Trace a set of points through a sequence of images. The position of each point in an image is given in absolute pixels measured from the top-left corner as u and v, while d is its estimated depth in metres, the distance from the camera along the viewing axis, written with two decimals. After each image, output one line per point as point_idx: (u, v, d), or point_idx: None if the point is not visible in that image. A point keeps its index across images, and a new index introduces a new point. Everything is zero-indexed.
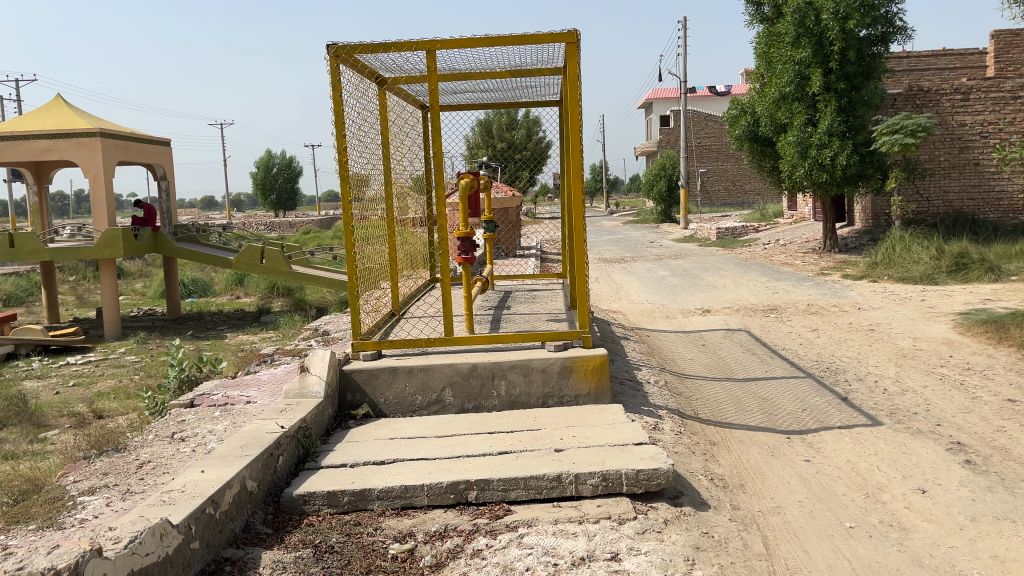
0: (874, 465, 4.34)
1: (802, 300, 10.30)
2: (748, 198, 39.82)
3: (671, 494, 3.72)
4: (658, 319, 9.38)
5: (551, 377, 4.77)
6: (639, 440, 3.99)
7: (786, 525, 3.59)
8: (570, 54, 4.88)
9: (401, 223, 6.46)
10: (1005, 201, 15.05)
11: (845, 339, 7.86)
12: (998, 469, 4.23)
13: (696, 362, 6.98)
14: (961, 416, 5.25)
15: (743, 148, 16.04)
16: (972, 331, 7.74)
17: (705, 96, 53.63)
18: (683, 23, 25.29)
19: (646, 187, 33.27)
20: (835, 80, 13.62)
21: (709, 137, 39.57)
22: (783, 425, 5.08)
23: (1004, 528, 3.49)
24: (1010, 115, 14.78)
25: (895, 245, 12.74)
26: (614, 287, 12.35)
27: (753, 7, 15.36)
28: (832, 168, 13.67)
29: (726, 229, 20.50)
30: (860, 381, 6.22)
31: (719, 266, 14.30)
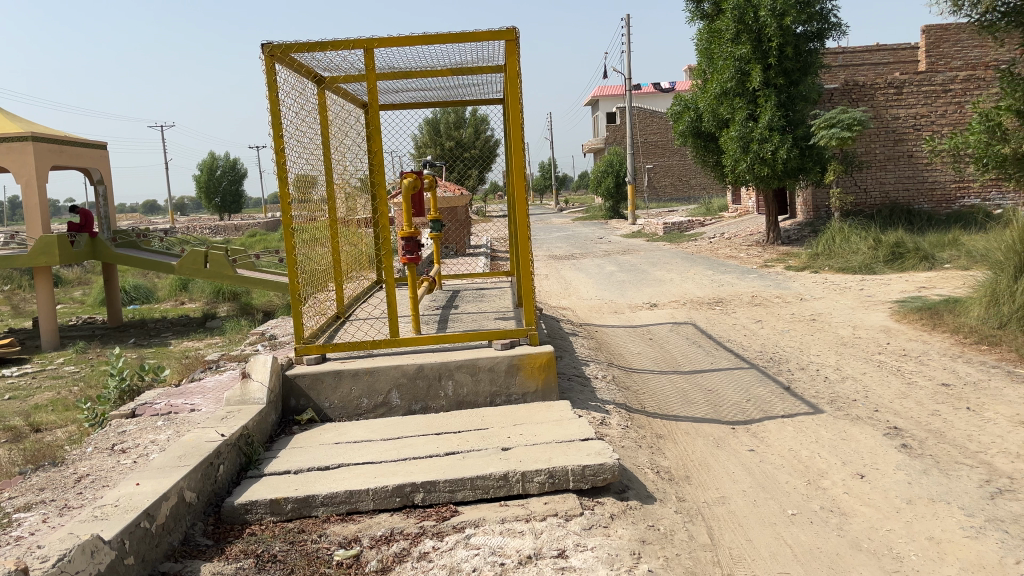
0: (815, 452, 4.43)
1: (746, 292, 10.48)
2: (693, 193, 40.42)
3: (617, 489, 3.75)
4: (607, 314, 9.44)
5: (498, 375, 4.76)
6: (585, 436, 4.01)
7: (730, 514, 3.65)
8: (510, 51, 4.87)
9: (346, 224, 6.38)
10: (938, 192, 15.55)
11: (788, 329, 8.02)
12: (932, 452, 4.36)
13: (643, 356, 7.04)
14: (898, 401, 5.40)
15: (687, 143, 16.28)
16: (907, 319, 7.97)
17: (651, 93, 54.28)
18: (626, 20, 25.53)
19: (594, 183, 33.51)
20: (774, 76, 13.89)
21: (655, 134, 39.99)
22: (728, 416, 5.16)
23: (938, 510, 3.59)
24: (941, 108, 15.29)
25: (835, 235, 13.02)
26: (563, 284, 12.40)
27: (693, 5, 15.58)
28: (773, 162, 13.94)
29: (672, 224, 20.77)
30: (802, 370, 6.35)
31: (666, 261, 14.46)
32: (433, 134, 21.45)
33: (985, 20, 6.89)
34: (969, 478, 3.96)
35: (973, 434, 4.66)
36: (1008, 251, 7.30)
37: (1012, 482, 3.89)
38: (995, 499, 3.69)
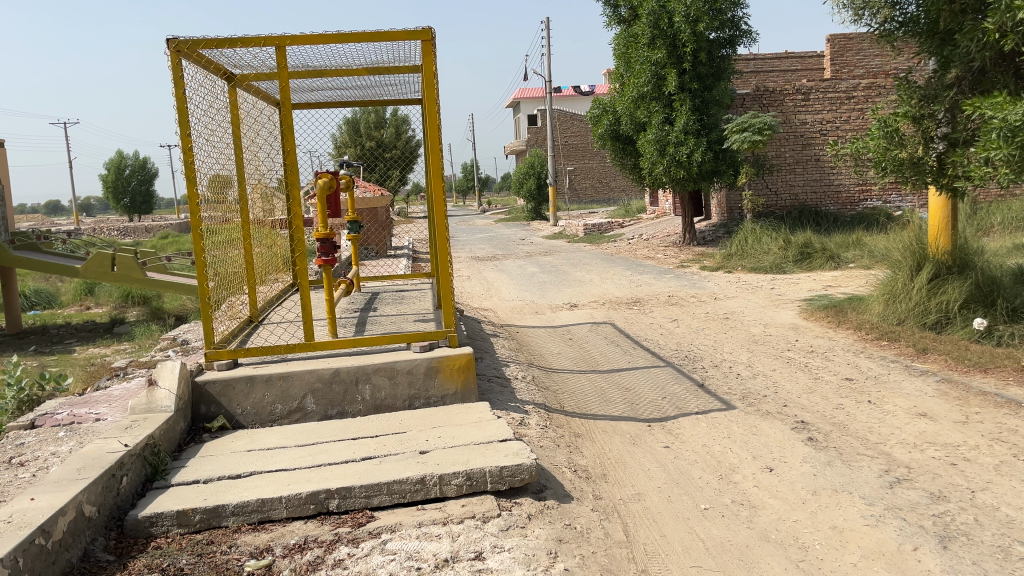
0: (727, 447, 4.55)
1: (663, 292, 10.70)
2: (613, 195, 41.11)
3: (535, 489, 3.77)
4: (527, 315, 9.50)
5: (417, 378, 4.73)
6: (503, 436, 4.01)
7: (645, 511, 3.71)
8: (426, 52, 4.84)
9: (262, 226, 6.22)
10: (844, 194, 16.22)
11: (703, 328, 8.23)
12: (836, 445, 4.54)
13: (562, 356, 7.09)
14: (805, 396, 5.60)
15: (606, 146, 16.53)
16: (814, 316, 8.29)
17: (571, 95, 54.97)
18: (545, 23, 25.79)
19: (516, 186, 33.67)
20: (688, 81, 14.26)
21: (575, 136, 40.44)
22: (644, 414, 5.26)
23: (841, 500, 3.74)
24: (845, 114, 15.99)
25: (748, 236, 13.42)
26: (485, 285, 12.39)
27: (611, 9, 15.82)
28: (688, 165, 14.28)
29: (592, 226, 21.05)
30: (715, 367, 6.53)
31: (586, 262, 14.64)
32: (353, 134, 21.17)
33: (884, 29, 7.23)
34: (870, 469, 4.14)
35: (874, 425, 4.87)
36: (906, 250, 7.68)
37: (909, 471, 4.08)
38: (894, 488, 3.87)
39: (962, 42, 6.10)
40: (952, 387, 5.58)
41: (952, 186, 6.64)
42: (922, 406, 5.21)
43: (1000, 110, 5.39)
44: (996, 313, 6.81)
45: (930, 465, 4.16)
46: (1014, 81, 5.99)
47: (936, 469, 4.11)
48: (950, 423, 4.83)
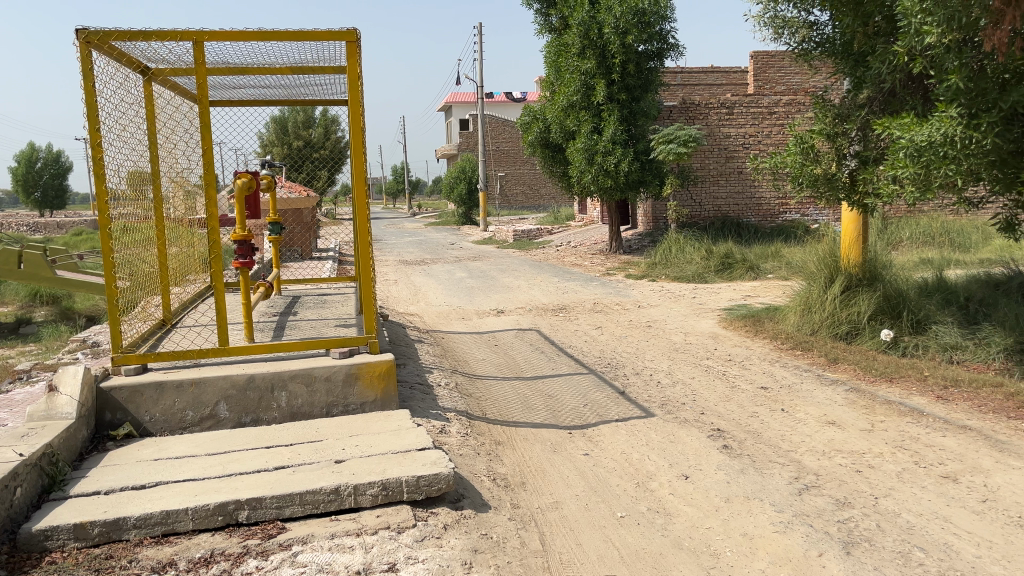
0: (645, 455, 4.61)
1: (588, 299, 10.81)
2: (543, 202, 41.45)
3: (452, 498, 3.73)
4: (454, 321, 9.45)
5: (335, 385, 4.64)
6: (422, 445, 3.97)
7: (562, 519, 3.72)
8: (350, 53, 4.77)
9: (178, 225, 6.00)
10: (764, 207, 16.70)
11: (626, 335, 8.34)
12: (750, 452, 4.66)
13: (486, 362, 7.07)
14: (721, 404, 5.72)
15: (536, 153, 16.64)
16: (733, 326, 8.50)
17: (503, 101, 55.32)
18: (479, 27, 25.80)
19: (446, 189, 33.57)
20: (617, 91, 14.50)
21: (506, 142, 40.57)
22: (565, 421, 5.28)
23: (753, 507, 3.82)
24: (767, 129, 16.49)
25: (671, 245, 13.68)
26: (412, 289, 12.28)
27: (542, 17, 15.92)
28: (615, 174, 14.49)
29: (522, 232, 21.15)
30: (636, 375, 6.61)
31: (514, 268, 14.69)
32: (281, 133, 20.75)
33: (802, 49, 7.48)
34: (781, 476, 4.25)
35: (786, 434, 5.01)
36: (820, 263, 7.94)
37: (817, 478, 4.21)
38: (802, 495, 3.98)
39: (875, 63, 6.35)
40: (860, 396, 5.79)
41: (863, 202, 6.90)
42: (832, 414, 5.38)
43: (907, 130, 5.62)
44: (902, 324, 7.12)
45: (838, 472, 4.30)
46: (920, 104, 6.28)
47: (843, 475, 4.25)
48: (857, 431, 5.00)
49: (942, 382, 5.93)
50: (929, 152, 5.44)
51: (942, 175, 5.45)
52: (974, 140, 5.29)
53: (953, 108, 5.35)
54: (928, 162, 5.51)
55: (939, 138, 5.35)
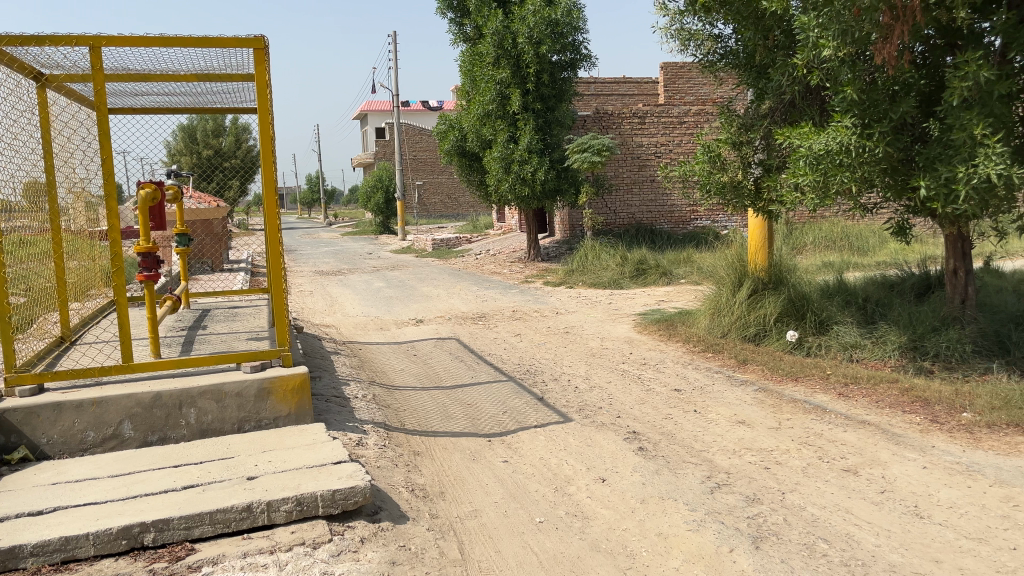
0: (562, 460, 4.65)
1: (507, 307, 10.86)
2: (462, 210, 41.46)
3: (369, 511, 3.69)
4: (371, 331, 9.33)
5: (247, 401, 4.52)
6: (338, 458, 3.91)
7: (481, 527, 3.72)
8: (258, 60, 4.67)
9: (77, 238, 5.72)
10: (676, 214, 17.13)
11: (544, 342, 8.41)
12: (665, 453, 4.76)
13: (405, 373, 7.00)
14: (637, 407, 5.83)
15: (453, 162, 16.62)
16: (648, 330, 8.68)
17: (418, 110, 55.19)
18: (393, 35, 25.59)
19: (363, 198, 33.18)
20: (532, 101, 14.64)
21: (423, 151, 40.42)
22: (485, 429, 5.28)
23: (666, 507, 3.91)
24: (677, 138, 16.93)
25: (587, 252, 13.88)
26: (328, 300, 12.07)
27: (456, 27, 15.93)
28: (532, 183, 14.63)
29: (440, 241, 21.08)
30: (554, 381, 6.67)
31: (433, 277, 14.63)
32: (190, 142, 20.12)
33: (707, 60, 7.70)
34: (693, 475, 4.37)
35: (699, 434, 5.15)
36: (729, 268, 8.20)
37: (728, 476, 4.33)
38: (715, 493, 4.09)
39: (776, 75, 6.63)
40: (768, 395, 6.00)
41: (768, 209, 7.16)
42: (742, 414, 5.56)
43: (806, 139, 5.88)
44: (806, 325, 7.42)
45: (747, 470, 4.44)
46: (818, 114, 6.57)
47: (752, 473, 4.39)
48: (765, 430, 5.18)
49: (843, 379, 6.21)
50: (827, 160, 5.70)
51: (839, 182, 5.71)
52: (867, 149, 5.58)
53: (847, 119, 5.62)
54: (826, 170, 5.77)
55: (835, 146, 5.62)
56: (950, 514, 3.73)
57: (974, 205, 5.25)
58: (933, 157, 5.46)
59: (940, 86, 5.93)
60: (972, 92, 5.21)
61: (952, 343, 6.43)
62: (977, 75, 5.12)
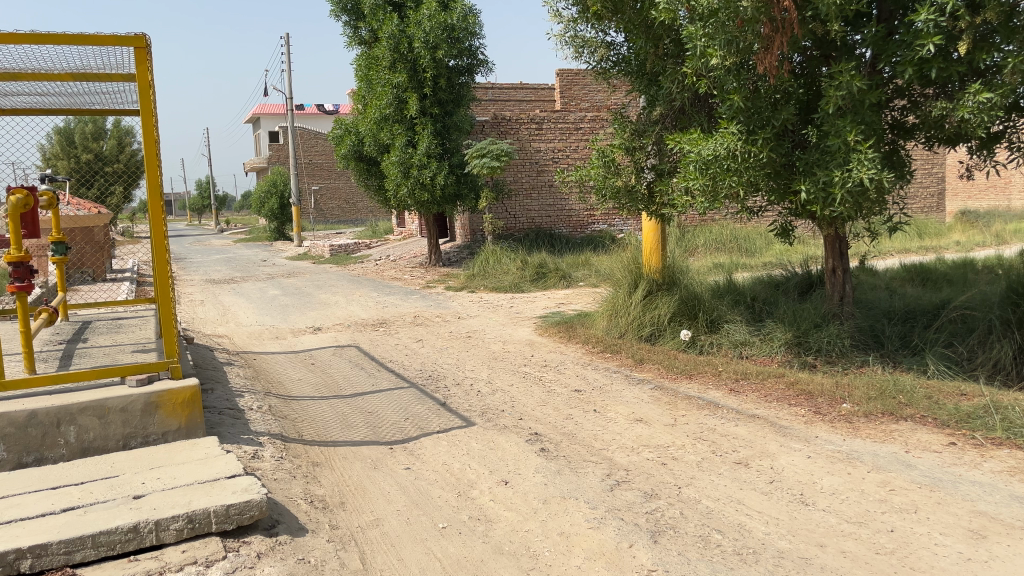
0: (465, 464, 4.65)
1: (408, 313, 10.76)
2: (360, 216, 40.88)
3: (266, 525, 3.57)
4: (267, 340, 9.05)
5: (132, 416, 4.31)
6: (232, 472, 3.77)
7: (383, 536, 3.67)
8: (139, 59, 4.47)
9: None
10: (574, 218, 17.41)
11: (446, 347, 8.38)
12: (565, 454, 4.82)
13: (302, 382, 6.82)
14: (538, 409, 5.89)
15: (350, 166, 16.33)
16: (548, 332, 8.79)
17: (314, 113, 54.10)
18: (285, 36, 24.83)
19: (256, 204, 32.19)
20: (429, 105, 14.60)
21: (319, 155, 39.63)
22: (386, 436, 5.21)
23: (568, 506, 3.96)
24: (574, 144, 17.22)
25: (488, 257, 13.95)
26: (221, 309, 11.65)
27: (350, 30, 15.68)
28: (432, 188, 14.57)
29: (338, 247, 20.71)
30: (456, 386, 6.65)
31: (331, 283, 14.35)
32: (67, 146, 19.04)
33: (601, 67, 7.84)
34: (594, 474, 4.44)
35: (598, 433, 5.24)
36: (625, 270, 8.40)
37: (627, 474, 4.43)
38: (614, 490, 4.18)
39: (666, 83, 6.85)
40: (664, 393, 6.17)
41: (659, 212, 7.45)
42: (639, 412, 5.70)
43: (695, 145, 6.09)
44: (698, 324, 7.68)
45: (645, 466, 4.55)
46: (705, 120, 6.84)
47: (650, 469, 4.50)
48: (662, 426, 5.33)
49: (734, 375, 6.46)
50: (714, 165, 5.93)
51: (727, 185, 5.95)
52: (752, 154, 5.83)
53: (733, 125, 5.86)
54: (714, 174, 6.00)
55: (723, 152, 5.85)
56: (832, 500, 3.94)
57: (849, 207, 5.59)
58: (812, 162, 5.75)
59: (817, 94, 6.24)
60: (846, 101, 5.51)
61: (832, 337, 6.80)
62: (850, 84, 5.43)
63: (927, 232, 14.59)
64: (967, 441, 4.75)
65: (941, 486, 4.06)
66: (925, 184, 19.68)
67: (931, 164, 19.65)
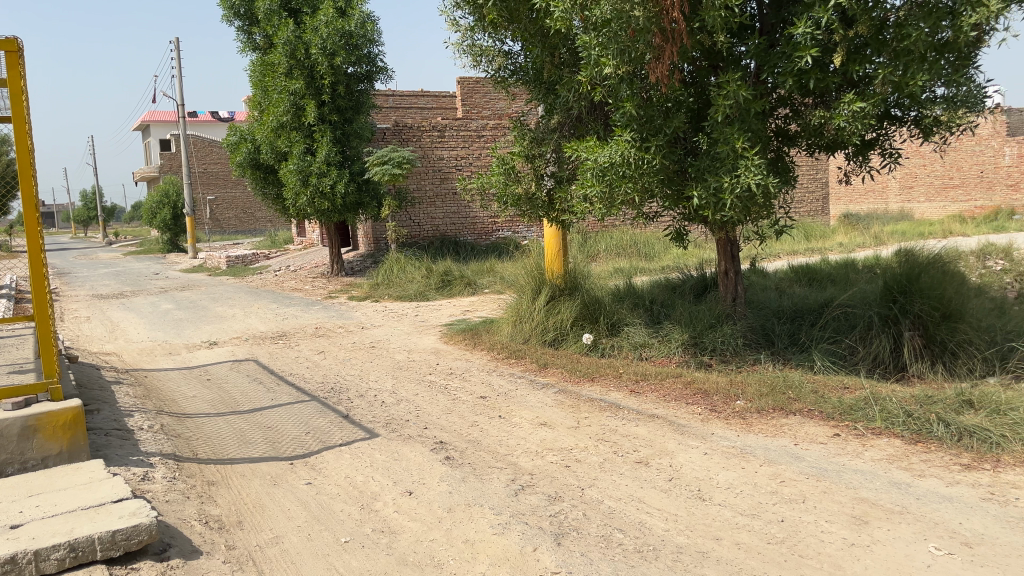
0: (369, 476, 4.57)
1: (309, 324, 10.53)
2: (259, 226, 39.83)
3: (157, 549, 3.41)
4: (159, 357, 8.68)
5: (8, 441, 4.05)
6: (118, 496, 3.59)
7: (283, 553, 3.57)
8: (11, 64, 4.27)
9: None
10: (479, 225, 17.46)
11: (349, 358, 8.25)
12: (471, 460, 4.82)
13: (197, 399, 6.56)
14: (444, 417, 5.86)
15: (246, 174, 15.85)
16: (453, 340, 8.77)
17: (208, 121, 52.37)
18: (174, 41, 23.93)
19: (147, 215, 30.87)
20: (328, 113, 14.37)
21: (214, 164, 38.46)
22: (286, 452, 5.07)
23: (472, 513, 3.95)
24: (477, 151, 17.29)
25: (392, 265, 13.83)
26: (108, 325, 11.09)
27: (244, 35, 15.28)
28: (332, 197, 14.33)
29: (236, 258, 20.10)
30: (360, 397, 6.55)
31: (228, 296, 13.90)
32: None
33: (498, 76, 7.88)
34: (498, 480, 4.45)
35: (503, 438, 5.26)
36: (528, 276, 8.48)
37: (531, 478, 4.46)
38: (519, 495, 4.20)
39: (563, 92, 6.98)
40: (567, 396, 6.26)
41: (559, 218, 7.59)
42: (543, 416, 5.76)
43: (592, 152, 6.21)
44: (599, 328, 7.84)
45: (548, 470, 4.59)
46: (601, 128, 6.99)
47: (554, 472, 4.55)
48: (566, 429, 5.39)
49: (634, 376, 6.62)
50: (611, 172, 6.06)
51: (623, 192, 6.09)
52: (646, 161, 6.00)
53: (627, 133, 6.02)
54: (611, 181, 6.13)
55: (618, 159, 5.99)
56: (727, 494, 4.08)
57: (739, 212, 5.82)
58: (703, 168, 5.96)
59: (706, 103, 6.46)
60: (733, 109, 5.74)
61: (726, 338, 7.06)
62: (736, 94, 5.64)
63: (812, 235, 15.35)
64: (850, 431, 5.01)
65: (826, 476, 4.27)
66: (810, 189, 20.71)
67: (815, 170, 20.70)
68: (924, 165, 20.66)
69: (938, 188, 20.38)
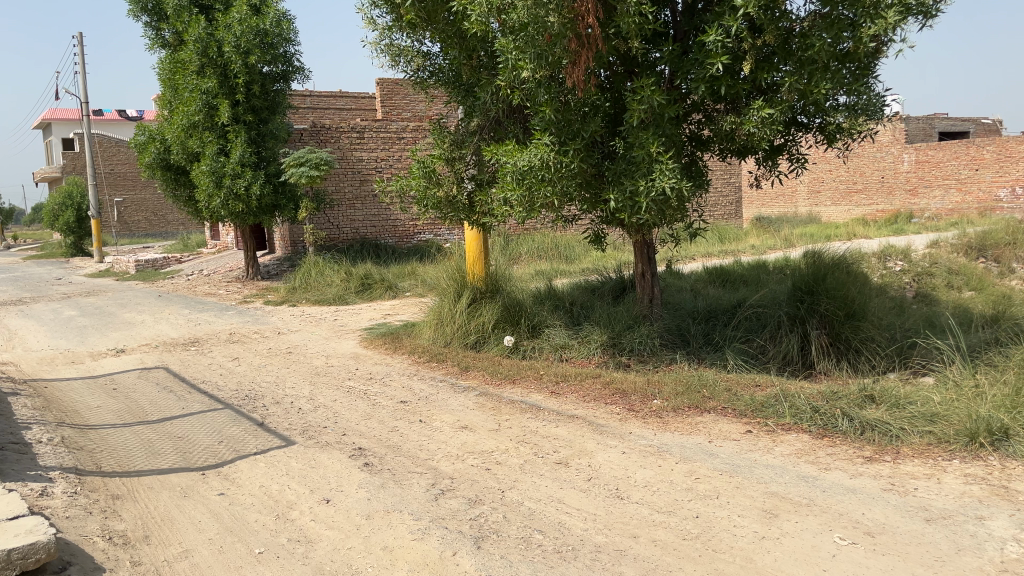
0: (284, 485, 4.46)
1: (223, 330, 10.23)
2: (171, 228, 38.58)
3: (55, 568, 3.24)
4: (62, 366, 8.27)
5: None
6: (14, 513, 3.39)
7: (193, 567, 3.45)
8: None
9: None
10: (400, 228, 17.30)
11: (265, 364, 8.04)
12: (390, 466, 4.76)
13: (103, 410, 6.27)
14: (363, 423, 5.77)
15: (155, 175, 15.27)
16: (373, 344, 8.67)
17: (114, 120, 50.35)
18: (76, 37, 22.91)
19: (48, 217, 29.41)
20: (242, 112, 13.98)
21: (122, 164, 37.03)
22: (197, 462, 4.90)
23: (391, 519, 3.90)
24: (397, 153, 17.12)
25: (311, 268, 13.56)
26: (6, 334, 10.50)
27: (152, 31, 14.68)
28: (247, 199, 13.96)
29: (145, 262, 19.35)
30: (276, 404, 6.38)
31: (137, 301, 13.37)
32: None
33: (417, 77, 7.82)
34: (418, 485, 4.41)
35: (423, 443, 5.22)
36: (448, 280, 8.44)
37: (451, 482, 4.44)
38: (439, 499, 4.17)
39: (482, 94, 7.02)
40: (488, 399, 6.25)
41: (480, 221, 7.58)
42: (464, 419, 5.74)
43: (511, 155, 6.23)
44: (521, 330, 7.86)
45: (469, 473, 4.57)
46: (520, 132, 7.04)
47: (474, 475, 4.54)
48: (486, 432, 5.39)
49: (554, 378, 6.66)
50: (530, 175, 6.10)
51: (542, 195, 6.13)
52: (565, 164, 6.05)
53: (546, 137, 6.06)
54: (530, 185, 6.16)
55: (538, 162, 6.03)
56: (645, 492, 4.14)
57: (655, 214, 5.94)
58: (620, 172, 6.06)
59: (622, 108, 6.57)
60: (647, 114, 5.84)
61: (643, 338, 7.20)
62: (651, 99, 5.75)
63: (726, 237, 15.80)
64: (761, 427, 5.17)
65: (739, 472, 4.39)
66: (724, 192, 21.29)
67: (728, 175, 21.31)
68: (830, 169, 21.57)
69: (843, 192, 21.32)
